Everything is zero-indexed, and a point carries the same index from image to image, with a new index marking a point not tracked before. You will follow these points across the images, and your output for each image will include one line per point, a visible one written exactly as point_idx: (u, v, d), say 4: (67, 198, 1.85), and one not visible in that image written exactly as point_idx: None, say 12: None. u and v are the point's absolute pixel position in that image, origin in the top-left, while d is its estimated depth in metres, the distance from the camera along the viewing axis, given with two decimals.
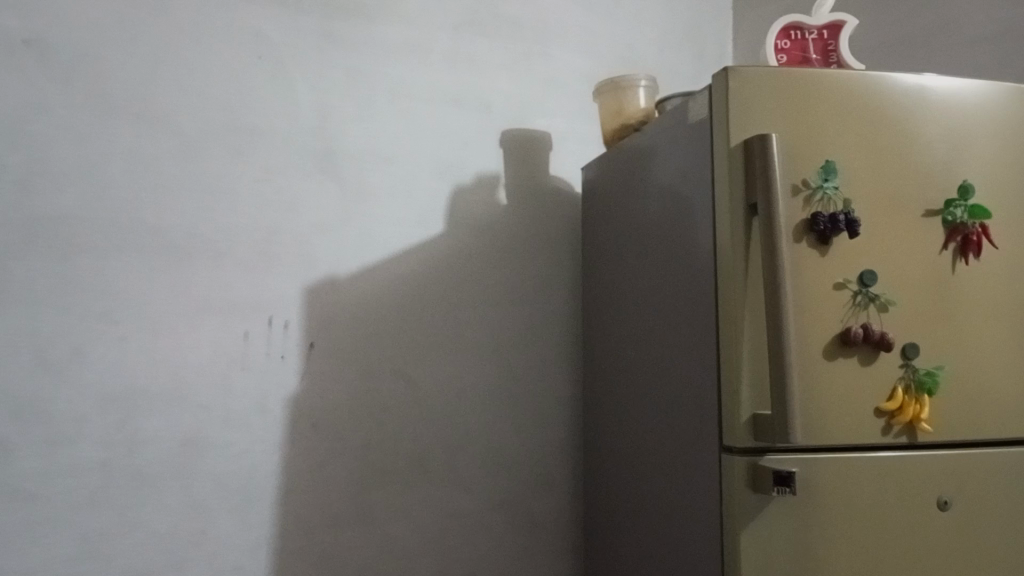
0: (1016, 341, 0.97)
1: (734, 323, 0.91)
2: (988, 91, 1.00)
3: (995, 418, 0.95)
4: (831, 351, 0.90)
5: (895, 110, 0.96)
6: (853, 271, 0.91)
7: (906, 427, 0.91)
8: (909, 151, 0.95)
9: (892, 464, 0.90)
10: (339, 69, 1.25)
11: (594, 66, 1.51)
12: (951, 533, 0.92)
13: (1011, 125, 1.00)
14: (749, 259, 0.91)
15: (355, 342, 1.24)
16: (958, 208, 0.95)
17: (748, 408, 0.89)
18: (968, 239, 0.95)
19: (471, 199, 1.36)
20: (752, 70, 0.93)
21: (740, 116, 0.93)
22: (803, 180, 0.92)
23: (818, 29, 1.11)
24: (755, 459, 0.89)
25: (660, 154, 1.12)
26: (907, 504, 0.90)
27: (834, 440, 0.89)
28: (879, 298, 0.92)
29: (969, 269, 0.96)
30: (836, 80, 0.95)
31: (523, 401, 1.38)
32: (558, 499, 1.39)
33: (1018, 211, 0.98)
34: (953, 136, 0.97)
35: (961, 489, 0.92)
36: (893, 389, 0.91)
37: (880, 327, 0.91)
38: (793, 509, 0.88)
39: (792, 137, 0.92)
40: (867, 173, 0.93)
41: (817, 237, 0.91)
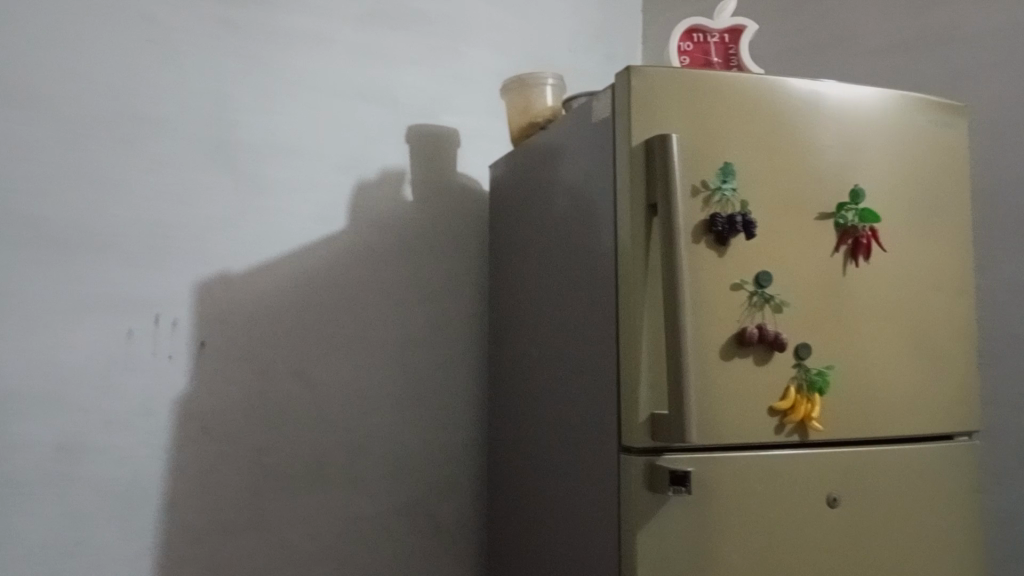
0: (903, 342, 1.00)
1: (633, 322, 0.91)
2: (880, 99, 1.03)
3: (882, 417, 0.97)
4: (727, 351, 0.91)
5: (792, 116, 0.97)
6: (749, 272, 0.93)
7: (798, 426, 0.93)
8: (804, 156, 0.97)
9: (784, 463, 0.92)
10: (235, 55, 1.20)
11: (503, 62, 1.49)
12: (840, 529, 0.94)
13: (899, 133, 1.03)
14: (649, 259, 0.91)
15: (249, 341, 1.19)
16: (849, 212, 0.98)
17: (646, 408, 0.89)
18: (858, 242, 0.98)
19: (375, 194, 1.32)
20: (654, 70, 0.93)
21: (642, 116, 0.92)
22: (702, 181, 0.92)
23: (720, 33, 1.12)
24: (652, 459, 0.89)
25: (565, 154, 1.11)
26: (798, 502, 0.92)
27: (729, 439, 0.90)
28: (774, 299, 0.93)
29: (859, 272, 0.98)
30: (736, 83, 0.96)
31: (427, 402, 1.35)
32: (461, 500, 1.37)
33: (905, 217, 1.02)
34: (846, 142, 0.99)
35: (850, 486, 0.94)
36: (786, 388, 0.93)
37: (774, 327, 0.93)
38: (688, 508, 0.88)
39: (692, 139, 0.93)
40: (764, 176, 0.95)
41: (714, 237, 0.91)
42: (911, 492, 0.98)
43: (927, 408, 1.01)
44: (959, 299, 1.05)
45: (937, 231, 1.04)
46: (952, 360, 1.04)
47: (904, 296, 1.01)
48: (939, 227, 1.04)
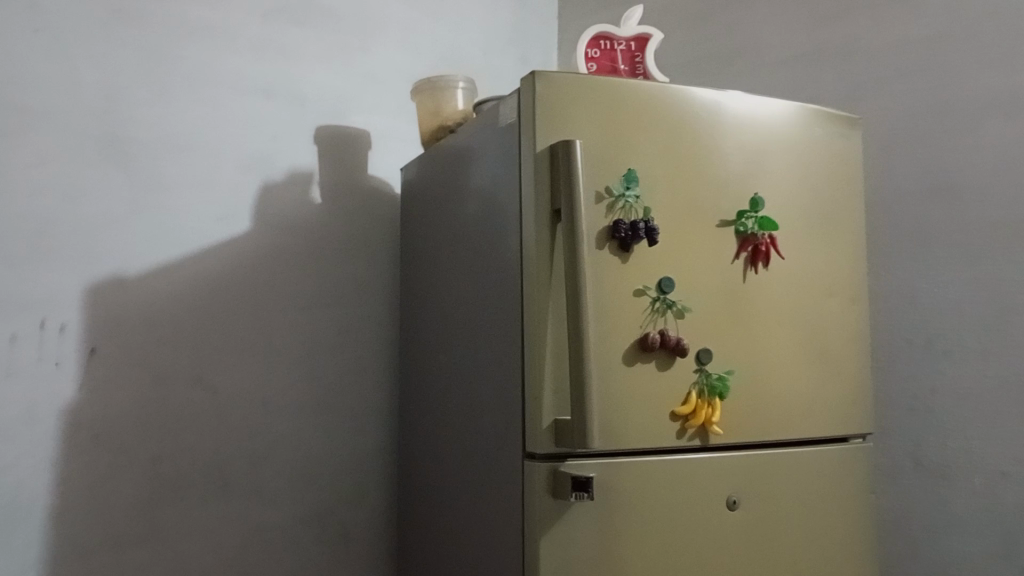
0: (800, 347, 1.03)
1: (538, 328, 0.90)
2: (780, 110, 1.05)
3: (780, 420, 1.00)
4: (630, 356, 0.92)
5: (694, 124, 0.99)
6: (652, 278, 0.94)
7: (698, 430, 0.94)
8: (706, 164, 0.99)
9: (685, 467, 0.93)
10: (131, 48, 1.15)
11: (415, 64, 1.48)
12: (740, 532, 0.95)
13: (798, 143, 1.06)
14: (553, 264, 0.91)
15: (145, 346, 1.14)
16: (748, 220, 1.00)
17: (549, 414, 0.89)
18: (757, 249, 1.00)
19: (281, 195, 1.29)
20: (560, 75, 0.93)
21: (547, 121, 0.92)
22: (606, 188, 0.93)
23: (626, 41, 1.14)
24: (555, 465, 0.89)
25: (475, 158, 1.10)
26: (699, 505, 0.93)
27: (631, 444, 0.91)
28: (676, 305, 0.94)
29: (758, 278, 1.01)
30: (640, 91, 0.96)
31: (334, 408, 1.33)
32: (370, 508, 1.35)
33: (801, 225, 1.05)
34: (747, 152, 1.02)
35: (750, 489, 0.96)
36: (688, 393, 0.94)
37: (676, 333, 0.94)
38: (590, 514, 0.88)
39: (597, 145, 0.93)
40: (666, 183, 0.96)
41: (618, 243, 0.92)
42: (808, 494, 1.01)
43: (822, 410, 1.04)
44: (853, 305, 1.09)
45: (832, 239, 1.07)
46: (847, 363, 1.07)
47: (801, 302, 1.04)
48: (834, 235, 1.08)
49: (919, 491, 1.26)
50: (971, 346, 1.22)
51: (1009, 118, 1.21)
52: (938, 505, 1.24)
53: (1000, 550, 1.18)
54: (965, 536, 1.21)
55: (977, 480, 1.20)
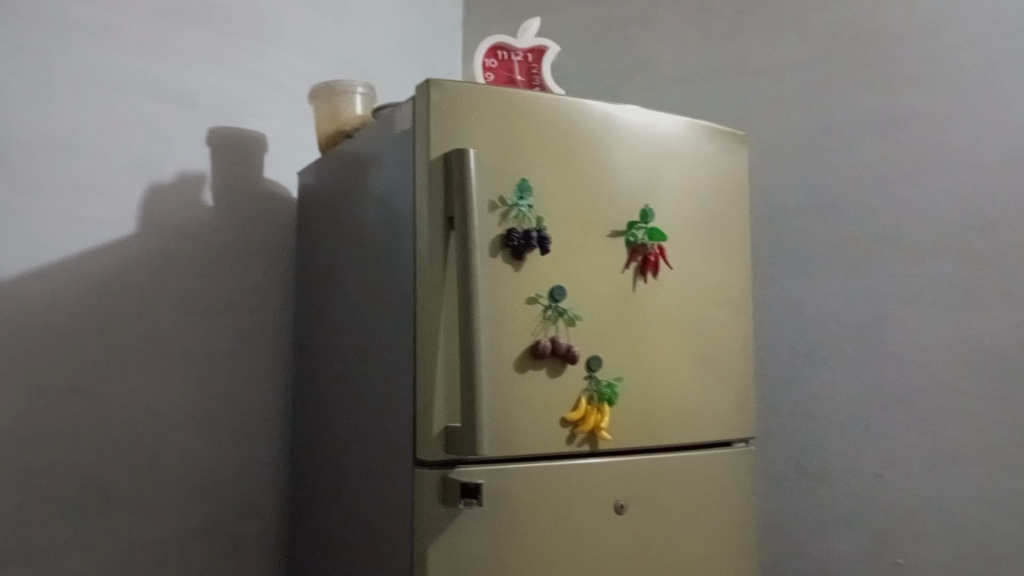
0: (687, 354, 1.06)
1: (431, 335, 0.90)
2: (671, 124, 1.08)
3: (667, 425, 1.03)
4: (521, 364, 0.93)
5: (587, 136, 1.01)
6: (544, 287, 0.95)
7: (588, 436, 0.96)
8: (598, 175, 1.01)
9: (574, 473, 0.94)
10: (9, 43, 1.09)
11: (315, 68, 1.46)
12: (626, 536, 0.97)
13: (687, 157, 1.09)
14: (445, 272, 0.91)
15: (19, 354, 1.08)
16: (638, 230, 1.03)
17: (440, 421, 0.89)
18: (647, 259, 1.03)
19: (170, 198, 1.25)
20: (455, 84, 0.93)
21: (441, 130, 0.92)
22: (500, 197, 0.94)
23: (524, 52, 1.16)
24: (445, 472, 0.89)
25: (373, 164, 1.09)
26: (587, 510, 0.95)
27: (522, 451, 0.92)
28: (567, 313, 0.96)
29: (648, 287, 1.03)
30: (535, 102, 0.98)
31: (225, 417, 1.29)
32: (261, 519, 1.32)
33: (690, 236, 1.08)
34: (638, 164, 1.04)
35: (637, 493, 0.99)
36: (578, 400, 0.96)
37: (567, 341, 0.96)
38: (479, 521, 0.88)
39: (491, 154, 0.94)
40: (559, 193, 0.98)
41: (510, 252, 0.93)
42: (693, 498, 1.04)
43: (708, 416, 1.07)
44: (739, 314, 1.13)
45: (719, 250, 1.11)
46: (731, 370, 1.11)
47: (689, 311, 1.07)
48: (721, 246, 1.12)
49: (799, 493, 1.31)
50: (849, 354, 1.29)
51: (884, 139, 1.28)
52: (817, 506, 1.29)
53: (873, 549, 1.24)
54: (841, 536, 1.27)
55: (853, 482, 1.27)
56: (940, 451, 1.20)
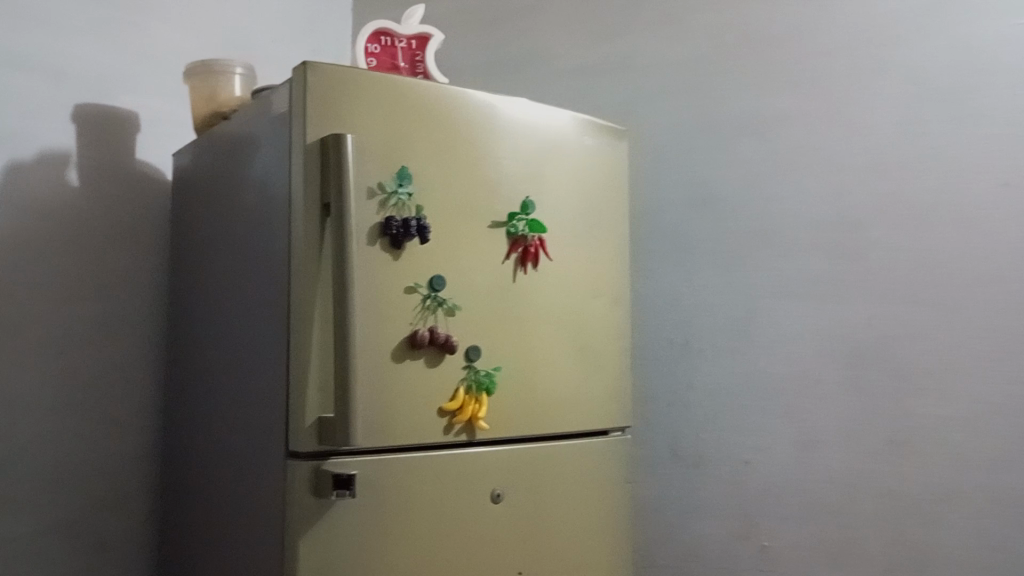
0: (566, 346, 1.08)
1: (305, 324, 0.88)
2: (554, 117, 1.10)
3: (544, 414, 1.04)
4: (398, 353, 0.92)
5: (469, 126, 1.01)
6: (423, 276, 0.94)
7: (465, 426, 0.96)
8: (479, 165, 1.01)
9: (451, 463, 0.94)
10: None
11: (193, 46, 1.40)
12: (502, 525, 0.98)
13: (569, 151, 1.11)
14: (321, 259, 0.90)
15: None
16: (519, 222, 1.03)
17: (313, 411, 0.88)
18: (527, 250, 1.04)
19: (32, 176, 1.17)
20: (333, 67, 0.91)
21: (318, 114, 0.90)
22: (379, 184, 0.92)
23: (407, 39, 1.15)
24: (318, 463, 0.87)
25: (249, 147, 1.06)
26: (464, 499, 0.95)
27: (397, 441, 0.91)
28: (446, 302, 0.96)
29: (528, 278, 1.04)
30: (417, 90, 0.97)
31: (89, 408, 1.23)
32: (128, 514, 1.27)
33: (570, 228, 1.10)
34: (521, 156, 1.05)
35: (514, 482, 1.00)
36: (456, 390, 0.96)
37: (445, 330, 0.96)
38: (353, 513, 0.87)
39: (370, 141, 0.93)
40: (440, 182, 0.97)
41: (389, 240, 0.92)
42: (569, 486, 1.06)
43: (585, 406, 1.09)
44: (616, 306, 1.16)
45: (599, 242, 1.14)
46: (608, 361, 1.14)
47: (568, 302, 1.09)
48: (600, 240, 1.14)
49: (673, 479, 1.35)
50: (723, 345, 1.34)
51: (759, 138, 1.34)
52: (690, 492, 1.34)
53: (741, 532, 1.29)
54: (712, 520, 1.32)
55: (724, 468, 1.32)
56: (805, 438, 1.26)
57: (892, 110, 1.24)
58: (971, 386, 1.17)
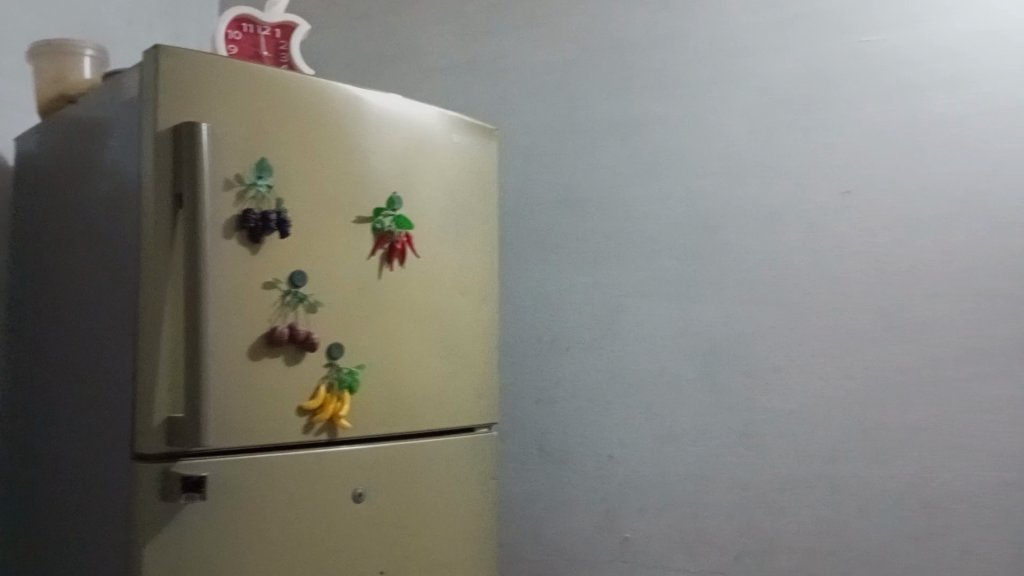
0: (433, 343, 1.07)
1: (155, 320, 0.84)
2: (422, 113, 1.09)
3: (409, 412, 1.03)
4: (256, 350, 0.89)
5: (334, 119, 0.99)
6: (283, 271, 0.92)
7: (327, 425, 0.95)
8: (344, 159, 0.99)
9: (310, 463, 0.93)
10: None
11: (40, 25, 1.32)
12: (363, 524, 0.97)
13: (437, 148, 1.10)
14: (173, 252, 0.86)
15: None
16: (385, 218, 1.02)
17: (163, 411, 0.84)
18: (393, 246, 1.03)
19: None
20: (187, 53, 0.88)
21: (170, 100, 0.86)
22: (236, 175, 0.89)
23: (271, 27, 1.12)
24: (167, 465, 0.83)
25: (98, 133, 1.00)
26: (323, 499, 0.94)
27: (253, 442, 0.88)
28: (307, 299, 0.94)
29: (394, 274, 1.03)
30: (279, 81, 0.94)
31: None
32: None
33: (438, 225, 1.09)
34: (389, 151, 1.04)
35: (376, 481, 0.99)
36: (317, 388, 0.94)
37: (306, 327, 0.93)
38: (205, 516, 0.84)
39: (227, 131, 0.89)
40: (303, 176, 0.95)
41: (247, 234, 0.89)
42: (435, 484, 1.06)
43: (450, 403, 1.09)
44: (483, 303, 1.16)
45: (467, 240, 1.14)
46: (475, 359, 1.14)
47: (435, 299, 1.08)
48: (469, 238, 1.14)
49: (541, 475, 1.37)
50: (589, 343, 1.37)
51: (626, 141, 1.37)
52: (556, 487, 1.36)
53: (604, 524, 1.33)
54: (576, 514, 1.35)
55: (588, 463, 1.35)
56: (665, 433, 1.31)
57: (747, 120, 1.31)
58: (815, 382, 1.24)
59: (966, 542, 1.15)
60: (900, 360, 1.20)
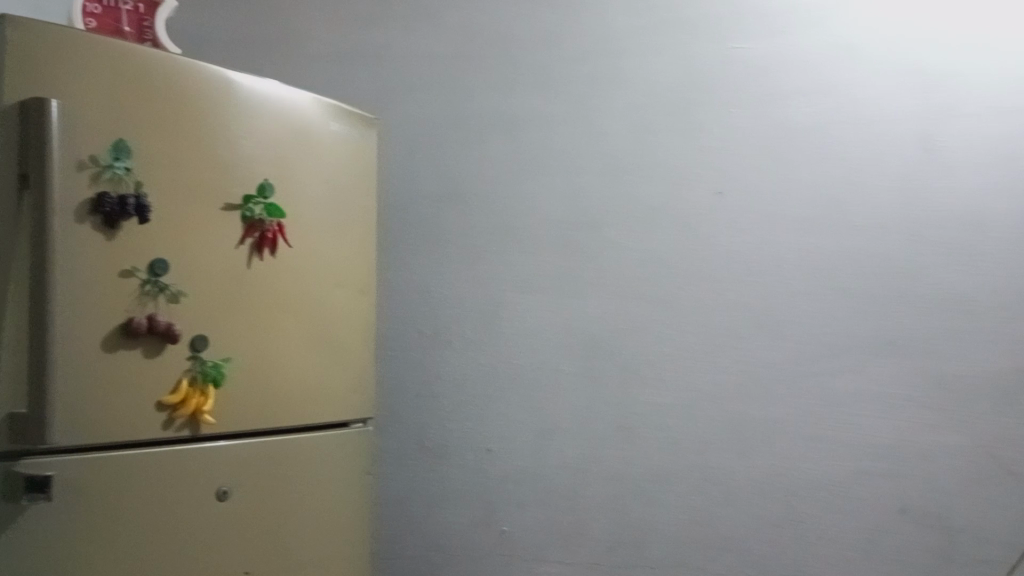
0: (305, 336, 1.04)
1: None
2: (299, 98, 1.05)
3: (279, 408, 1.00)
4: (111, 342, 0.84)
5: (202, 101, 0.94)
6: (143, 259, 0.87)
7: (189, 420, 0.91)
8: (212, 144, 0.95)
9: (170, 459, 0.89)
10: None
11: None
12: (228, 523, 0.93)
13: (313, 136, 1.07)
14: (18, 236, 0.80)
15: None
16: (256, 205, 0.98)
17: (4, 407, 0.78)
18: (264, 236, 0.99)
19: None
20: (37, 24, 0.82)
21: (16, 73, 0.80)
22: (91, 156, 0.84)
23: (134, 2, 1.08)
24: (9, 464, 0.78)
25: None
26: (184, 498, 0.90)
27: (107, 439, 0.84)
28: (169, 288, 0.89)
29: (264, 264, 1.00)
30: (141, 58, 0.89)
31: None
32: None
33: (313, 215, 1.06)
34: (261, 138, 1.00)
35: (242, 479, 0.95)
36: (178, 382, 0.90)
37: (167, 318, 0.89)
38: (53, 517, 0.79)
39: (82, 108, 0.84)
40: (166, 160, 0.90)
41: (102, 219, 0.84)
42: (306, 481, 1.03)
43: (323, 398, 1.06)
44: (360, 296, 1.14)
45: (343, 231, 1.11)
46: (350, 353, 1.11)
47: (309, 291, 1.05)
48: (346, 229, 1.11)
49: (419, 470, 1.36)
50: (470, 337, 1.36)
51: (509, 137, 1.38)
52: (434, 482, 1.35)
53: (482, 518, 1.33)
54: (454, 509, 1.34)
55: (467, 457, 1.34)
56: (544, 426, 1.32)
57: (625, 119, 1.33)
58: (687, 376, 1.28)
59: (823, 528, 1.21)
60: (766, 355, 1.25)
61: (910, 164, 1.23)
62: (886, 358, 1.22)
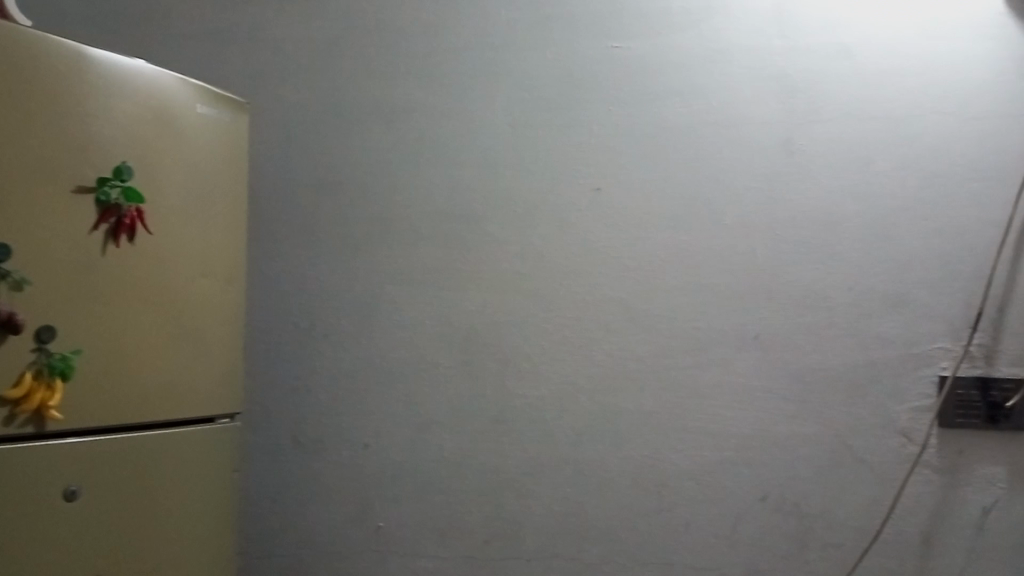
0: (166, 328, 0.99)
1: None
2: (163, 78, 1.00)
3: (135, 403, 0.95)
4: None
5: (54, 78, 0.88)
6: None
7: (33, 416, 0.85)
8: (65, 123, 0.89)
9: (10, 457, 0.83)
10: None
11: None
12: (75, 525, 0.88)
13: (179, 117, 1.02)
14: None
15: None
16: (112, 188, 0.93)
17: None
18: (121, 221, 0.94)
19: None
20: None
21: None
22: None
23: None
24: None
25: None
26: (25, 498, 0.84)
27: None
28: (11, 275, 0.84)
29: (121, 252, 0.94)
30: None
31: None
32: None
33: (177, 201, 1.01)
34: (121, 119, 0.95)
35: (92, 478, 0.90)
36: (21, 375, 0.84)
37: (9, 307, 0.83)
38: None
39: None
40: (11, 139, 0.84)
41: None
42: (165, 479, 0.98)
43: (185, 393, 1.02)
44: (228, 286, 1.09)
45: (211, 218, 1.06)
46: (216, 345, 1.07)
47: (170, 281, 1.00)
48: (214, 216, 1.07)
49: (292, 467, 1.33)
50: (347, 329, 1.34)
51: (389, 127, 1.36)
52: (308, 478, 1.32)
53: (357, 514, 1.31)
54: (328, 505, 1.31)
55: (342, 453, 1.32)
56: (420, 420, 1.31)
57: (506, 112, 1.34)
58: (563, 369, 1.29)
59: (690, 517, 1.25)
60: (638, 349, 1.28)
61: (777, 165, 1.28)
62: (752, 352, 1.27)
